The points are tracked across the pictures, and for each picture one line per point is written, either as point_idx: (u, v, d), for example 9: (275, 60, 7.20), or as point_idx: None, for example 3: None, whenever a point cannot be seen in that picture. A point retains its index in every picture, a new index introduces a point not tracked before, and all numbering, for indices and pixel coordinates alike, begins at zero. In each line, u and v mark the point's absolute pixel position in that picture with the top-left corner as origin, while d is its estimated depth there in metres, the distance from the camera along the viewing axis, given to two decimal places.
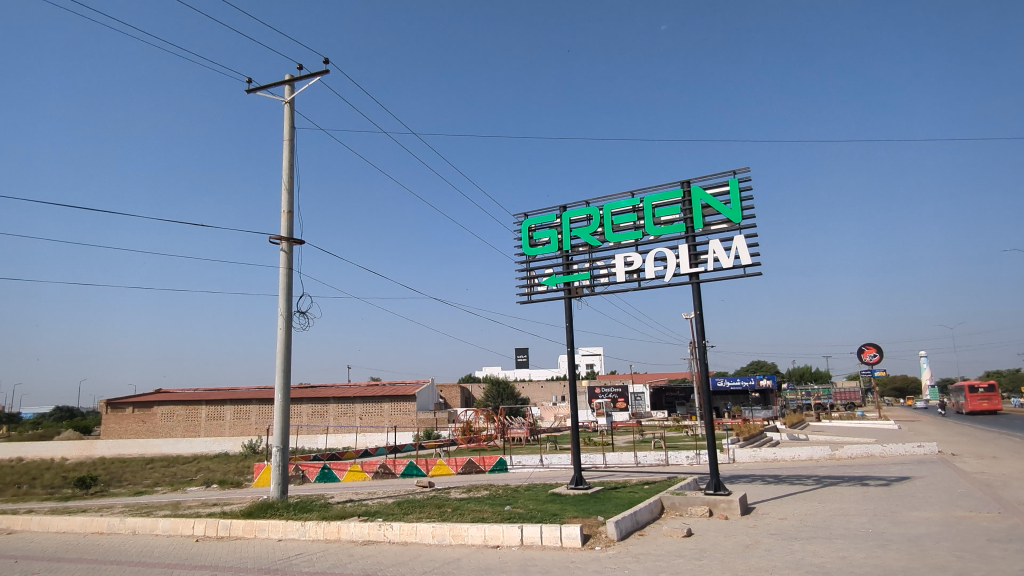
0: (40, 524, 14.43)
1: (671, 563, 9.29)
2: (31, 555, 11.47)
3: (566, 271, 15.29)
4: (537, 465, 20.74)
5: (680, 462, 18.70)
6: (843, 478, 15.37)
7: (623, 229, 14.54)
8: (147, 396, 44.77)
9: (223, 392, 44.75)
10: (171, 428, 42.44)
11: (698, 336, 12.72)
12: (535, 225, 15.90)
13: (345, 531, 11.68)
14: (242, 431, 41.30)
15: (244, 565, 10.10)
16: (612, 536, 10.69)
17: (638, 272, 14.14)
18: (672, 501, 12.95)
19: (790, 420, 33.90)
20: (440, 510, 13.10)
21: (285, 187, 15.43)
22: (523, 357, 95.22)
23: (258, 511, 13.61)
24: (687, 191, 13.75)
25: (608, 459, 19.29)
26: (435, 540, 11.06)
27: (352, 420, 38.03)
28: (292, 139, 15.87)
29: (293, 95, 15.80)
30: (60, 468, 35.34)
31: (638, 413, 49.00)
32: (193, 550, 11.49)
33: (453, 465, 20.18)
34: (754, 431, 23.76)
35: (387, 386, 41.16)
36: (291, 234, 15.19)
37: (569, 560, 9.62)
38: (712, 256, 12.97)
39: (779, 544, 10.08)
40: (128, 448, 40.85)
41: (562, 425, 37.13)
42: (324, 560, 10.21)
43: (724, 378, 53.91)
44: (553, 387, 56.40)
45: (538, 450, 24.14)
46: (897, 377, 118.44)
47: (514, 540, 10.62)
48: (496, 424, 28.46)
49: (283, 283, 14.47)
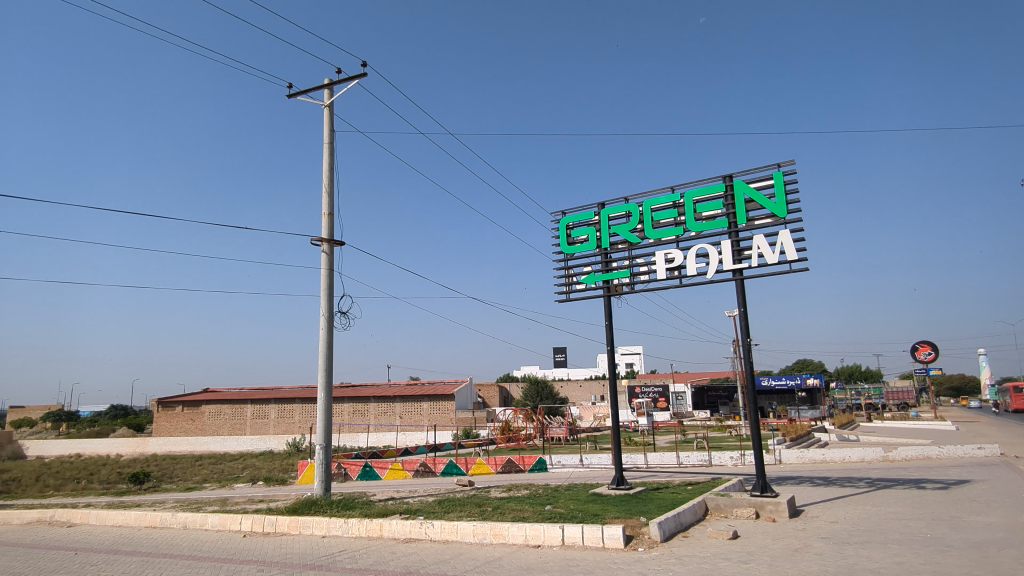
0: (98, 518, 15.00)
1: (717, 565, 9.07)
2: (89, 547, 11.97)
3: (605, 269, 15.13)
4: (577, 465, 20.60)
5: (724, 462, 18.31)
6: (897, 480, 14.80)
7: (663, 226, 14.29)
8: (196, 395, 46.21)
9: (267, 391, 45.84)
10: (218, 426, 43.71)
11: (742, 334, 12.43)
12: (573, 223, 15.80)
13: (387, 529, 11.79)
14: (286, 429, 42.23)
15: (290, 560, 10.30)
16: (656, 538, 10.52)
17: (679, 269, 13.89)
18: (717, 502, 12.66)
19: (839, 420, 32.93)
20: (480, 509, 13.10)
21: (325, 189, 15.69)
22: (562, 356, 94.90)
23: (302, 507, 13.88)
24: (729, 185, 13.45)
25: (649, 459, 19.01)
26: (476, 538, 11.07)
27: (392, 419, 38.48)
28: (331, 142, 16.13)
29: (332, 99, 16.10)
30: (115, 465, 36.78)
31: (680, 413, 48.28)
32: (241, 545, 11.77)
33: (493, 464, 20.20)
34: (802, 432, 23.14)
35: (426, 385, 41.54)
36: (332, 236, 15.45)
37: (612, 561, 9.49)
38: (757, 252, 12.64)
39: (831, 548, 9.74)
40: (178, 445, 42.20)
41: (602, 425, 36.80)
42: (366, 557, 10.32)
43: (769, 377, 52.70)
44: (591, 386, 56.03)
45: (578, 450, 23.94)
46: (953, 377, 113.94)
47: (555, 539, 10.54)
48: (535, 423, 28.42)
49: (323, 284, 14.75)
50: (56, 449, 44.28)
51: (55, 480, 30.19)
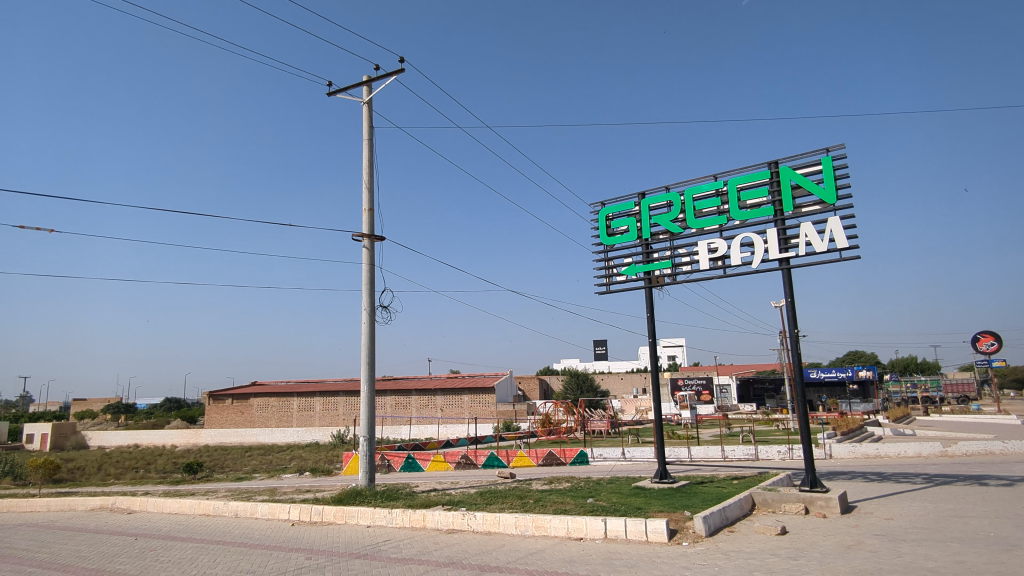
0: (155, 505, 15.64)
1: (765, 561, 8.85)
2: (148, 533, 12.48)
3: (646, 260, 14.90)
4: (619, 458, 20.42)
5: (772, 457, 17.85)
6: (958, 476, 14.13)
7: (706, 214, 13.98)
8: (245, 388, 47.72)
9: (312, 384, 46.91)
10: (266, 418, 45.02)
11: (788, 324, 12.07)
12: (613, 214, 15.62)
13: (430, 520, 11.92)
14: (330, 422, 43.17)
15: (338, 549, 10.50)
16: (700, 532, 10.33)
17: (722, 259, 13.56)
18: (764, 497, 12.35)
19: (894, 414, 31.74)
20: (522, 501, 13.10)
21: (365, 185, 15.89)
22: (602, 348, 94.25)
23: (348, 497, 14.14)
24: (774, 172, 13.05)
25: (693, 453, 18.68)
26: (518, 530, 11.08)
27: (434, 412, 38.91)
28: (370, 138, 16.33)
29: (371, 95, 16.29)
30: (170, 455, 38.33)
31: (725, 406, 47.41)
32: (290, 533, 12.08)
33: (534, 457, 20.21)
34: (854, 425, 22.34)
35: (466, 378, 41.84)
36: (372, 231, 15.65)
37: (656, 555, 9.36)
38: (804, 240, 12.25)
39: (886, 545, 9.37)
40: (229, 437, 43.61)
41: (644, 418, 36.45)
42: (410, 547, 10.45)
43: (819, 369, 51.37)
44: (633, 379, 55.50)
45: (619, 443, 23.73)
46: (1019, 370, 108.35)
47: (598, 532, 10.46)
48: (576, 416, 28.32)
49: (365, 278, 14.98)
50: (116, 439, 46.40)
51: (116, 469, 31.66)
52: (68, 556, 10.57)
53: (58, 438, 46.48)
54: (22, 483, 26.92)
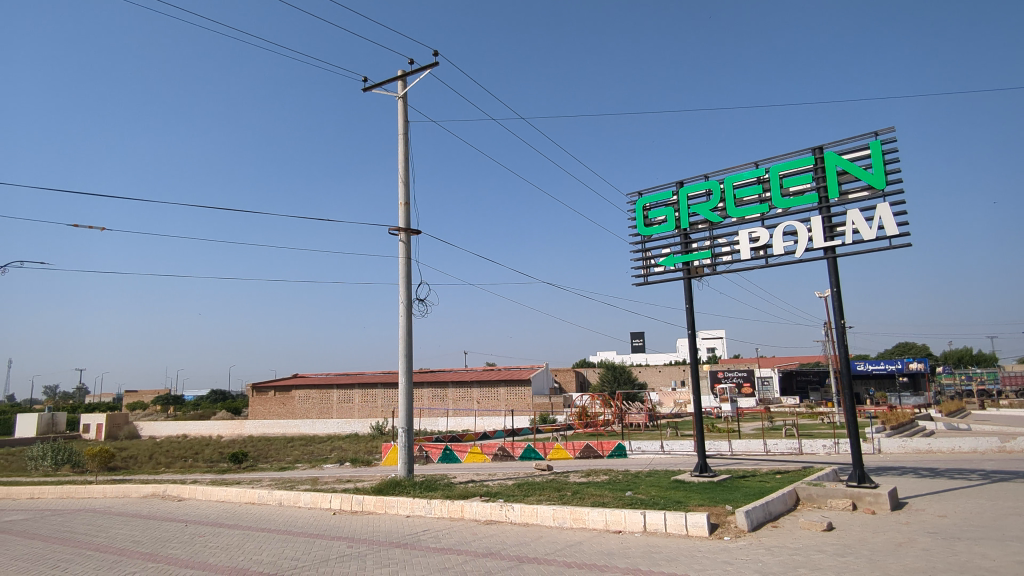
0: (203, 493, 16.17)
1: (810, 558, 8.61)
2: (197, 520, 12.90)
3: (685, 250, 14.63)
4: (658, 451, 20.21)
5: (817, 451, 17.42)
6: (1016, 473, 13.50)
7: (746, 203, 13.63)
8: (287, 380, 48.94)
9: (351, 376, 47.75)
10: (308, 410, 46.07)
11: (834, 315, 11.69)
12: (650, 204, 15.36)
13: (468, 511, 12.00)
14: (369, 413, 43.89)
15: (378, 538, 10.66)
16: (742, 527, 10.11)
17: (764, 249, 13.21)
18: (809, 492, 12.04)
19: (947, 407, 30.56)
20: (559, 493, 13.07)
21: (401, 179, 16.01)
22: (640, 341, 93.29)
23: (387, 488, 14.33)
24: (819, 157, 12.63)
25: (734, 447, 18.37)
26: (556, 522, 11.06)
27: (470, 404, 39.16)
28: (405, 132, 16.42)
29: (405, 90, 16.38)
30: (216, 445, 39.63)
31: (767, 399, 46.44)
32: (332, 522, 12.32)
33: (571, 450, 20.15)
34: (905, 419, 21.60)
35: (502, 371, 41.97)
36: (408, 225, 15.77)
37: (696, 549, 9.20)
38: (850, 227, 11.84)
39: (940, 543, 9.02)
40: (272, 428, 44.78)
41: (683, 411, 36.04)
42: (448, 537, 10.52)
43: (866, 361, 49.85)
44: (671, 371, 54.83)
45: (658, 436, 23.47)
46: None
47: (637, 525, 10.36)
48: (613, 409, 28.13)
49: (401, 271, 15.12)
50: (167, 430, 48.21)
51: (166, 458, 32.90)
52: (123, 541, 11.01)
53: (112, 428, 48.54)
54: (80, 470, 28.21)
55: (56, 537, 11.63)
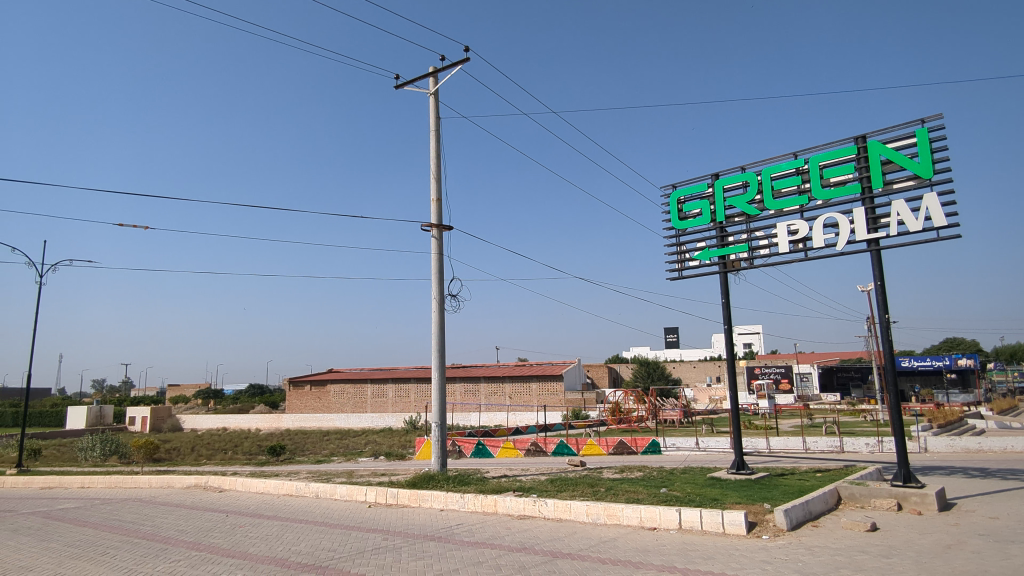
0: (243, 485, 16.56)
1: (852, 558, 8.37)
2: (238, 510, 13.21)
3: (721, 244, 14.35)
4: (692, 448, 19.94)
5: (859, 449, 16.94)
6: None
7: (785, 194, 13.28)
8: (322, 375, 49.81)
9: (385, 371, 48.29)
10: (342, 404, 46.79)
11: (879, 309, 11.32)
12: (684, 197, 15.11)
13: (501, 505, 12.02)
14: (403, 408, 44.37)
15: (413, 531, 10.75)
16: (781, 526, 9.89)
17: (803, 241, 12.86)
18: (851, 491, 11.72)
19: (998, 405, 29.41)
20: (593, 489, 13.01)
21: (434, 175, 16.09)
22: (673, 336, 92.13)
23: (421, 481, 14.48)
24: (862, 147, 12.24)
25: (773, 444, 18.02)
26: (589, 518, 11.00)
27: (502, 399, 39.26)
28: (437, 129, 16.49)
29: (437, 86, 16.44)
30: (255, 438, 40.60)
31: (806, 396, 45.43)
32: (368, 514, 12.47)
33: (604, 446, 20.03)
34: (953, 417, 20.88)
35: (534, 366, 41.96)
36: (440, 221, 15.84)
37: (734, 548, 9.03)
38: (896, 219, 11.44)
39: (992, 546, 8.67)
40: (308, 422, 45.66)
41: (718, 408, 35.48)
42: (482, 531, 10.56)
43: (911, 357, 48.34)
44: (706, 366, 54.03)
45: (693, 433, 23.13)
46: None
47: (672, 523, 10.22)
48: (647, 405, 27.87)
49: (434, 267, 15.20)
50: (207, 423, 49.55)
51: (208, 450, 33.88)
52: (169, 529, 11.36)
53: (156, 420, 50.12)
54: (127, 461, 29.24)
55: (106, 525, 12.07)
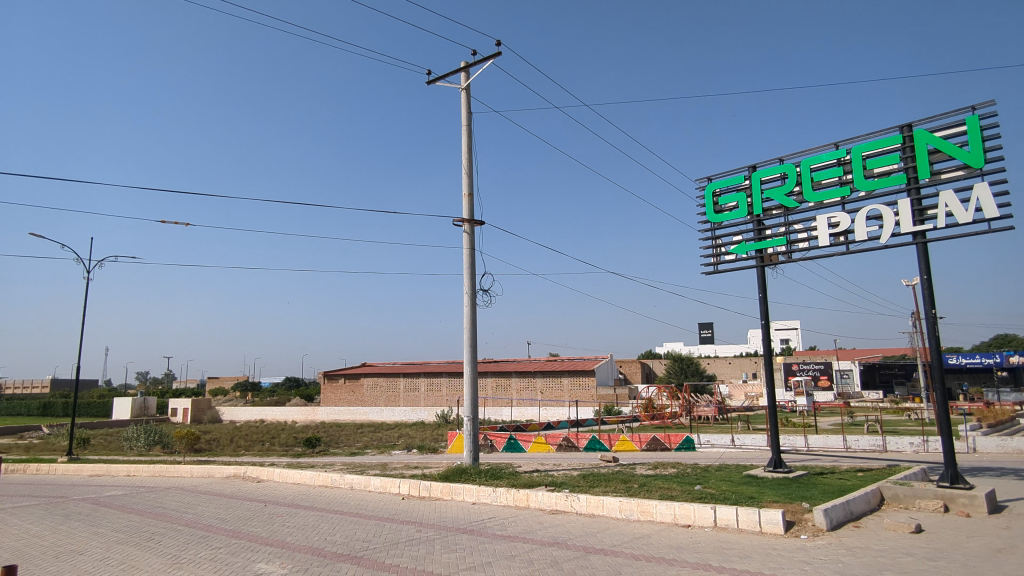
0: (280, 475, 16.94)
1: (895, 561, 8.11)
2: (275, 500, 13.52)
3: (758, 237, 14.04)
4: (728, 445, 19.61)
5: (903, 449, 16.41)
6: None
7: (825, 186, 12.91)
8: (356, 368, 50.62)
9: (417, 365, 48.74)
10: (376, 397, 47.46)
11: (924, 304, 10.93)
12: (720, 189, 14.83)
13: (533, 499, 12.01)
14: (435, 402, 44.78)
15: (446, 523, 10.84)
16: (821, 526, 9.65)
17: (845, 235, 12.49)
18: (895, 492, 11.36)
19: None
20: (626, 485, 12.91)
21: (465, 171, 16.12)
22: (708, 332, 90.80)
23: (453, 475, 14.57)
24: (907, 136, 11.80)
25: (812, 442, 17.59)
26: (622, 514, 10.91)
27: (534, 394, 39.28)
28: (468, 124, 16.51)
29: (469, 82, 16.45)
30: (291, 430, 41.52)
31: (846, 394, 44.30)
32: (402, 506, 12.62)
33: (637, 442, 19.82)
34: (1004, 417, 20.09)
35: (566, 362, 41.79)
36: (472, 216, 15.87)
37: (771, 547, 8.85)
38: (944, 210, 11.01)
39: None
40: (343, 415, 46.43)
41: (753, 404, 34.77)
42: (514, 525, 10.58)
43: (959, 355, 46.70)
44: (742, 362, 53.11)
45: (727, 430, 22.75)
46: None
47: (707, 520, 10.06)
48: (681, 401, 27.53)
49: (466, 262, 15.25)
50: (245, 415, 50.87)
51: (246, 442, 34.78)
52: (210, 517, 11.68)
53: (196, 412, 51.68)
54: (169, 451, 30.19)
55: (151, 512, 12.48)
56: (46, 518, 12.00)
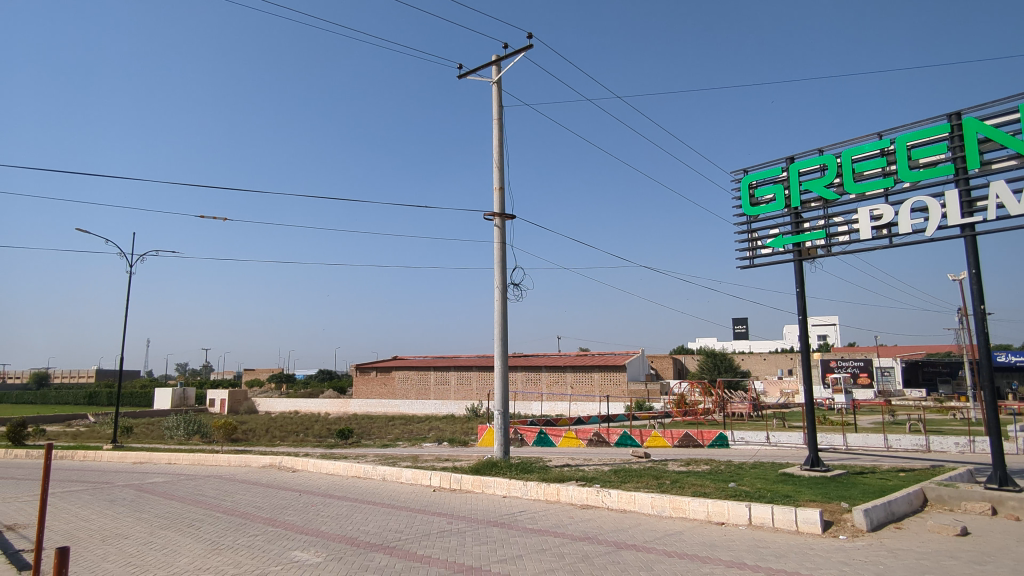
0: (315, 466, 17.25)
1: (940, 563, 7.85)
2: (310, 490, 13.77)
3: (796, 231, 13.70)
4: (763, 443, 19.26)
5: (947, 449, 15.87)
6: None
7: (867, 177, 12.53)
8: (387, 362, 51.21)
9: (448, 358, 49.03)
10: (407, 390, 47.98)
11: (973, 300, 10.52)
12: (756, 181, 14.51)
13: (564, 494, 11.98)
14: (465, 395, 45.07)
15: (476, 516, 10.89)
16: (861, 526, 9.39)
17: (888, 227, 12.09)
18: (939, 493, 10.98)
19: None
20: (658, 481, 12.77)
21: (496, 164, 16.10)
22: (742, 328, 89.30)
23: (484, 468, 14.62)
24: (956, 124, 11.35)
25: (851, 441, 17.14)
26: (654, 510, 10.80)
27: (564, 388, 39.18)
28: (500, 117, 16.47)
29: (500, 75, 16.40)
30: (324, 421, 42.25)
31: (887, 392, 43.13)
32: (433, 498, 12.72)
33: (669, 438, 19.61)
34: None
35: (596, 357, 41.55)
36: (503, 210, 15.85)
37: (808, 547, 8.64)
38: (994, 201, 10.57)
39: None
40: (375, 407, 47.04)
41: (789, 401, 34.07)
42: (545, 519, 10.57)
43: (1008, 353, 45.02)
44: (777, 359, 52.09)
45: (762, 427, 22.33)
46: None
47: (742, 518, 9.89)
48: (714, 398, 27.13)
49: (497, 256, 15.24)
50: (280, 406, 52.01)
51: (280, 432, 35.47)
52: (247, 505, 11.95)
53: (233, 402, 52.93)
54: (208, 440, 30.99)
55: (192, 499, 12.83)
56: (93, 502, 12.44)
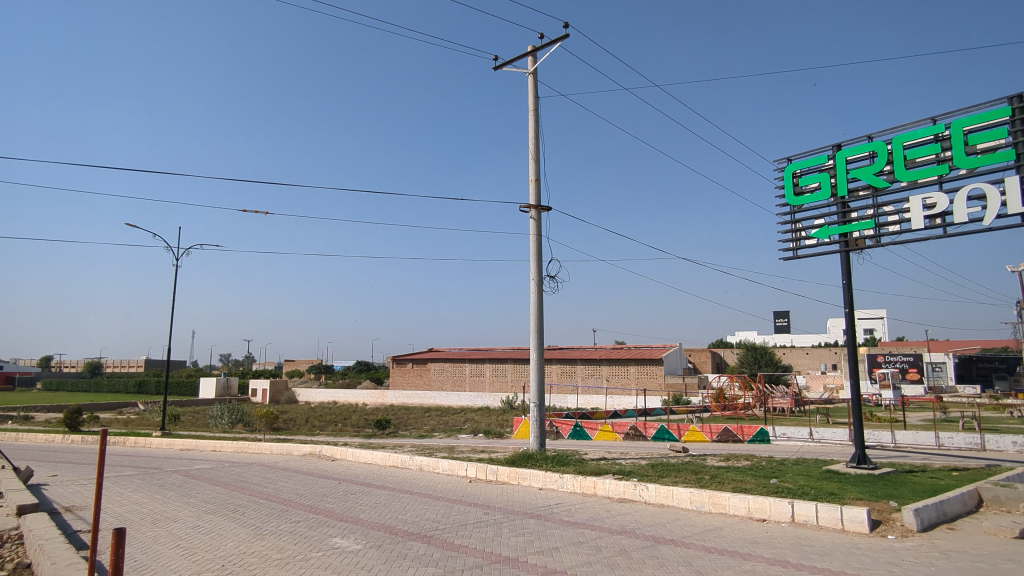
0: (353, 454, 17.54)
1: (997, 567, 7.51)
2: (348, 478, 14.02)
3: (842, 221, 13.24)
4: (806, 439, 18.74)
5: (1004, 449, 15.17)
6: None
7: (920, 164, 12.01)
8: (423, 353, 51.70)
9: (482, 351, 49.22)
10: (443, 381, 48.45)
11: None
12: (801, 170, 14.07)
13: (601, 487, 11.89)
14: (500, 387, 45.25)
15: (513, 507, 10.90)
16: (911, 527, 9.05)
17: (942, 216, 11.57)
18: (995, 494, 10.48)
19: None
20: (696, 476, 12.56)
21: (532, 155, 16.02)
22: (783, 321, 87.30)
23: (520, 460, 14.63)
24: (1017, 108, 10.79)
25: (900, 439, 16.53)
26: (693, 505, 10.62)
27: (600, 381, 39.00)
28: (536, 109, 16.34)
29: (536, 66, 16.27)
30: (362, 412, 42.94)
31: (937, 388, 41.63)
32: (470, 489, 12.79)
33: (708, 432, 19.30)
34: None
35: (633, 350, 41.18)
36: (539, 201, 15.77)
37: (854, 546, 8.36)
38: None
39: None
40: (411, 398, 47.65)
41: (833, 398, 33.13)
42: (582, 512, 10.52)
43: None
44: (820, 353, 50.77)
45: (805, 422, 21.76)
46: None
47: (784, 515, 9.65)
48: (754, 393, 26.58)
49: (533, 248, 15.19)
50: (319, 396, 53.13)
51: (320, 422, 36.21)
52: (289, 492, 12.23)
53: (275, 392, 54.30)
54: (251, 429, 31.88)
55: (236, 485, 13.20)
56: (144, 486, 12.92)
